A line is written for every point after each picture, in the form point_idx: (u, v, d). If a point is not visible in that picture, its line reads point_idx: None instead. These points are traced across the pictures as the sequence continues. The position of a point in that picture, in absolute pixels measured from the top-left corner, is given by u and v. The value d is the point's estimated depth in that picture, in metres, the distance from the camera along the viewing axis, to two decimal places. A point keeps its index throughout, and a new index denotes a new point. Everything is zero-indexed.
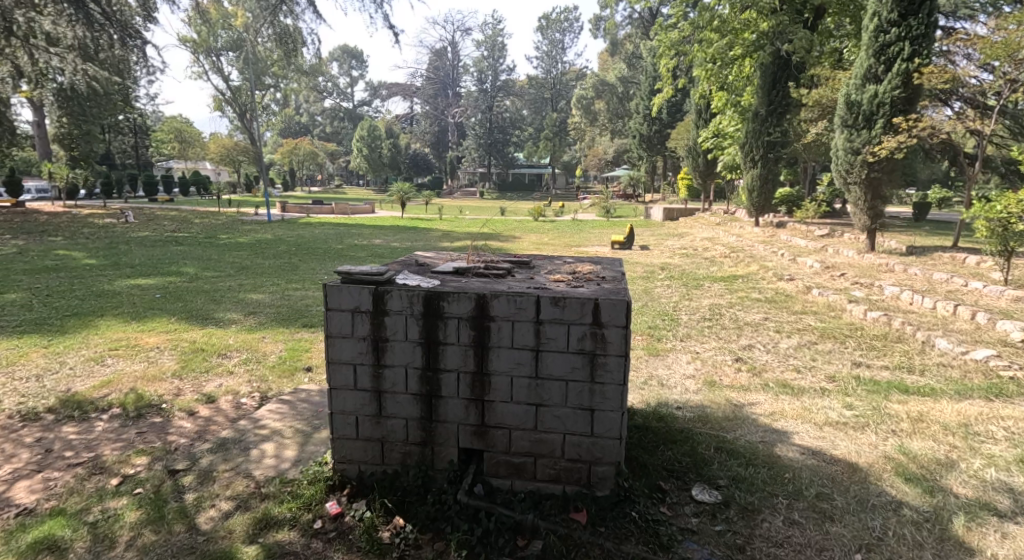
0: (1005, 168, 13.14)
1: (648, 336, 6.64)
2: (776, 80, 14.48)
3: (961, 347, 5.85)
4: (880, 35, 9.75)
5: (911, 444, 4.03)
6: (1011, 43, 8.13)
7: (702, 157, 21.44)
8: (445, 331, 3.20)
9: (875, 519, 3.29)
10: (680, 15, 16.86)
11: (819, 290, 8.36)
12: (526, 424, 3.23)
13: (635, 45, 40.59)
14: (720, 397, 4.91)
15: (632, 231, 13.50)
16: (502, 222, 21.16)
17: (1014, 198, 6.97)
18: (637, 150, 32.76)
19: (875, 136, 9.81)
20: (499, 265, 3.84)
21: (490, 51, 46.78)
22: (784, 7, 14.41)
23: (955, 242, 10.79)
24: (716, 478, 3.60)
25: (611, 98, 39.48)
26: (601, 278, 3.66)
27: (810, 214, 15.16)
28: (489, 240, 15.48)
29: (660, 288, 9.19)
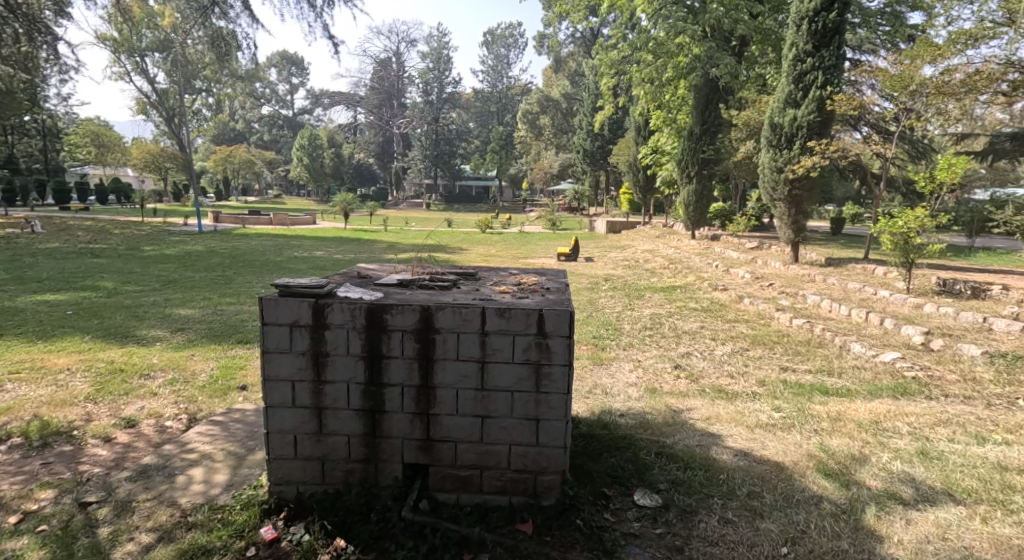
0: (905, 189, 14.46)
1: (592, 346, 6.98)
2: (709, 101, 15.39)
3: (873, 351, 6.42)
4: (797, 64, 10.55)
5: (831, 442, 4.48)
6: (904, 77, 9.08)
7: (642, 172, 22.24)
8: (389, 345, 3.41)
9: (799, 513, 3.66)
10: (620, 36, 17.60)
11: (749, 299, 8.93)
12: (472, 436, 3.48)
13: (578, 64, 41.78)
14: (660, 403, 5.26)
15: (576, 243, 13.93)
16: (448, 234, 21.44)
17: (912, 214, 7.64)
18: (581, 164, 33.65)
19: (794, 156, 10.52)
20: (445, 277, 4.09)
21: (434, 63, 46.73)
22: (715, 35, 15.39)
23: (866, 254, 11.74)
24: (656, 482, 3.91)
25: (556, 114, 40.42)
26: (545, 290, 3.95)
27: (742, 228, 16.07)
28: (435, 252, 15.71)
29: (603, 298, 9.62)
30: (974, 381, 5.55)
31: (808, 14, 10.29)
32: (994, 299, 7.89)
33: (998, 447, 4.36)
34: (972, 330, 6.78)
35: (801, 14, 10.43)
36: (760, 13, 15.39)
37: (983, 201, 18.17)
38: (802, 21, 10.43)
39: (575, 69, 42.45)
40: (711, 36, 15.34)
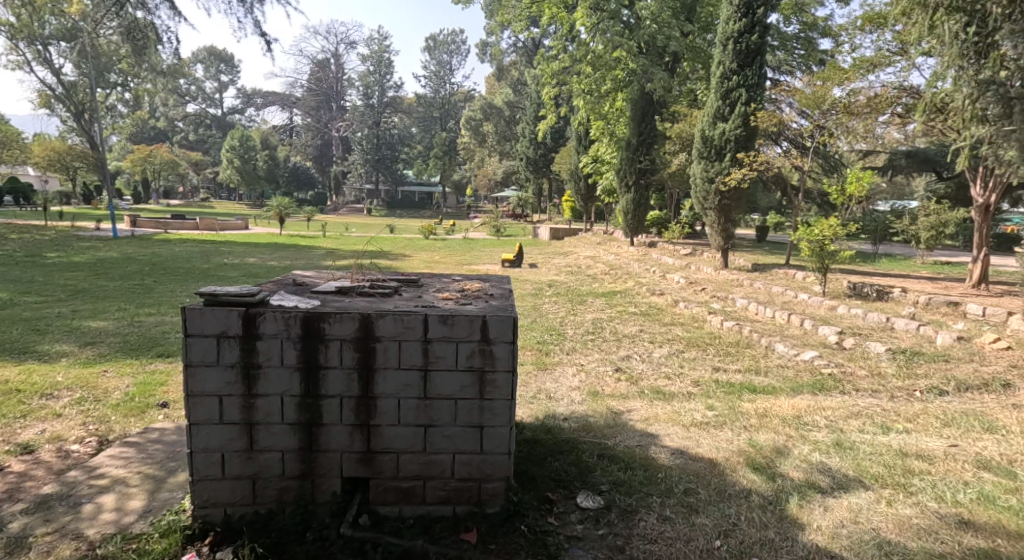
0: (819, 200, 15.57)
1: (537, 351, 7.23)
2: (645, 113, 15.85)
3: (794, 350, 6.91)
4: (724, 81, 11.16)
5: (758, 438, 4.64)
6: (816, 95, 9.79)
7: (583, 180, 22.75)
8: (326, 355, 3.15)
9: (730, 508, 3.66)
10: (561, 47, 17.95)
11: (683, 303, 9.42)
12: (415, 447, 3.26)
13: (520, 73, 42.35)
14: (601, 406, 5.45)
15: (520, 249, 14.17)
16: (390, 240, 21.34)
17: (826, 224, 8.22)
18: (523, 172, 34.22)
19: (724, 168, 11.09)
20: (386, 285, 4.23)
21: (376, 66, 46.52)
22: (648, 51, 16.23)
23: (787, 259, 12.54)
24: (598, 484, 3.86)
25: (499, 121, 41.04)
26: (489, 296, 4.15)
27: (676, 235, 16.92)
28: (376, 259, 15.64)
29: (547, 304, 9.89)
30: (880, 375, 5.96)
31: (733, 35, 10.96)
32: (897, 301, 8.66)
33: (900, 435, 4.58)
34: (878, 330, 7.37)
35: (727, 34, 11.08)
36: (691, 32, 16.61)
37: (886, 212, 19.72)
38: (728, 41, 11.09)
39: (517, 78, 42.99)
40: (645, 52, 16.09)
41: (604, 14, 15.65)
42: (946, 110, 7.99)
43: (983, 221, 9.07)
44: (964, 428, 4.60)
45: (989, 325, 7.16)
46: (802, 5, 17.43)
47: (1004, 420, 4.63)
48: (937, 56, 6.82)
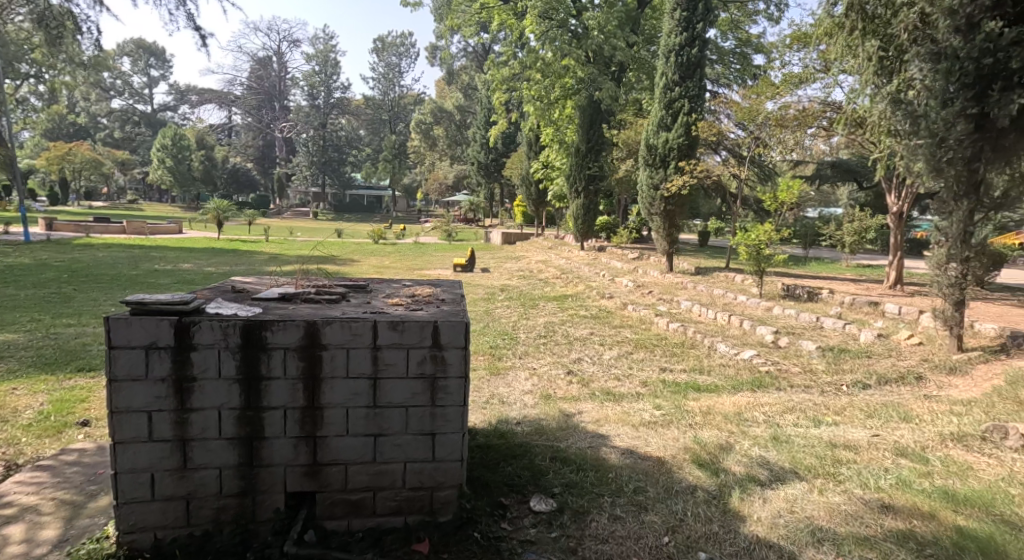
0: (756, 207, 16.30)
1: (490, 356, 7.32)
2: (593, 121, 16.36)
3: (735, 350, 7.24)
4: (667, 92, 11.58)
5: (703, 434, 4.70)
6: (751, 110, 10.42)
7: (534, 186, 23.07)
8: (269, 365, 3.08)
9: (678, 503, 3.67)
10: (510, 53, 18.07)
11: (632, 306, 9.73)
12: (364, 458, 3.22)
13: (471, 77, 42.60)
14: (554, 409, 5.45)
15: (472, 254, 14.30)
16: (337, 245, 21.08)
17: (763, 230, 8.67)
18: (475, 176, 34.37)
19: (668, 176, 11.51)
20: (333, 291, 4.19)
21: (321, 66, 45.69)
22: (595, 61, 16.72)
23: (728, 263, 13.09)
24: (550, 487, 3.83)
25: (450, 125, 40.95)
26: (440, 301, 4.27)
27: (624, 240, 17.42)
28: (323, 264, 15.48)
29: (500, 308, 10.06)
30: (812, 372, 6.32)
31: (675, 48, 11.40)
32: (825, 301, 9.20)
33: (829, 428, 4.78)
34: (810, 329, 7.79)
35: (670, 47, 11.51)
36: (636, 43, 17.19)
37: (817, 219, 20.71)
38: (671, 54, 11.53)
39: (468, 82, 43.11)
40: (593, 61, 16.55)
41: (552, 23, 16.15)
42: (865, 123, 8.62)
43: (898, 227, 9.79)
44: (885, 420, 4.84)
45: (905, 323, 7.67)
46: (738, 21, 18.25)
47: (918, 410, 4.94)
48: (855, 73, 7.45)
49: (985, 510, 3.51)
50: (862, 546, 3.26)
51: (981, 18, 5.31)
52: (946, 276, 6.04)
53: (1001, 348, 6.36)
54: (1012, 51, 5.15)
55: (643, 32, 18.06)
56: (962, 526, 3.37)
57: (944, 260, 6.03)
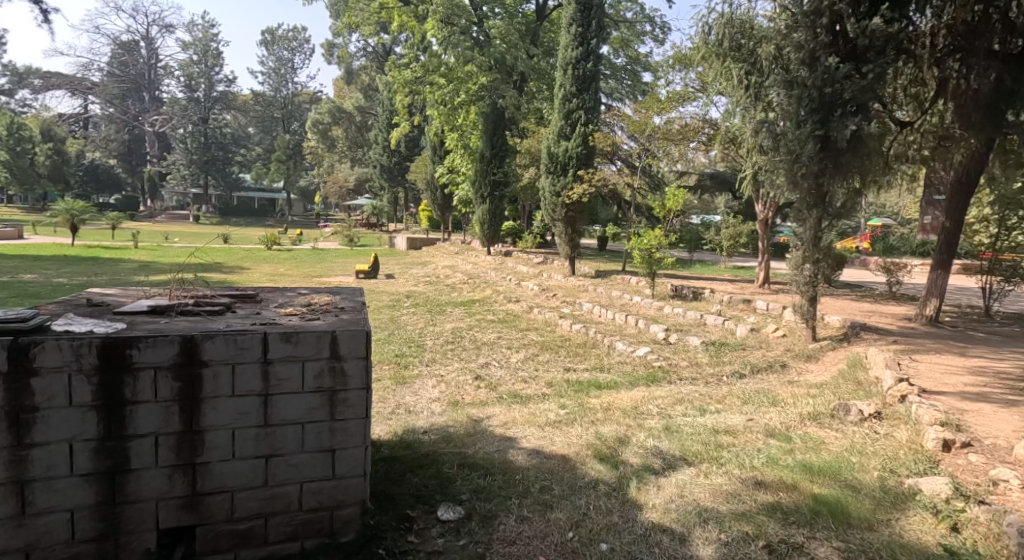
0: (646, 214, 17.43)
1: (396, 365, 7.10)
2: (496, 128, 17.10)
3: (631, 348, 7.67)
4: (566, 102, 12.12)
5: (604, 430, 4.75)
6: (639, 124, 10.98)
7: (439, 191, 23.16)
8: (136, 387, 2.82)
9: (582, 499, 3.65)
10: (412, 56, 18.38)
11: (537, 309, 10.10)
12: (254, 482, 3.02)
13: (371, 78, 41.04)
14: (462, 414, 5.28)
15: (375, 261, 14.19)
16: (224, 251, 19.87)
17: (653, 235, 9.31)
18: (377, 180, 33.99)
19: (567, 183, 12.02)
20: (216, 299, 3.81)
21: (199, 55, 40.42)
22: (498, 68, 17.19)
23: (625, 266, 13.88)
24: (458, 494, 3.70)
25: (349, 126, 40.03)
26: (340, 308, 4.07)
27: (529, 245, 17.76)
28: (207, 271, 14.67)
29: (405, 316, 10.08)
30: (697, 364, 6.93)
31: (571, 61, 11.99)
32: (708, 300, 10.00)
33: (713, 415, 5.21)
34: (696, 326, 8.47)
35: (567, 60, 12.10)
36: (536, 55, 17.86)
37: (702, 226, 22.09)
38: (567, 66, 12.10)
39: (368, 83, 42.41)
40: (495, 68, 17.02)
41: (455, 29, 16.35)
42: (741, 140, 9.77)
43: (766, 231, 10.79)
44: (757, 404, 5.41)
45: (771, 318, 8.51)
46: (627, 40, 19.41)
47: (783, 394, 5.57)
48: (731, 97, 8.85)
49: (834, 477, 3.77)
50: (739, 521, 3.35)
51: (819, 53, 6.15)
52: (804, 274, 6.77)
53: (843, 336, 7.35)
54: (845, 83, 6.00)
55: (542, 44, 18.78)
56: (816, 493, 3.58)
57: (801, 261, 6.75)
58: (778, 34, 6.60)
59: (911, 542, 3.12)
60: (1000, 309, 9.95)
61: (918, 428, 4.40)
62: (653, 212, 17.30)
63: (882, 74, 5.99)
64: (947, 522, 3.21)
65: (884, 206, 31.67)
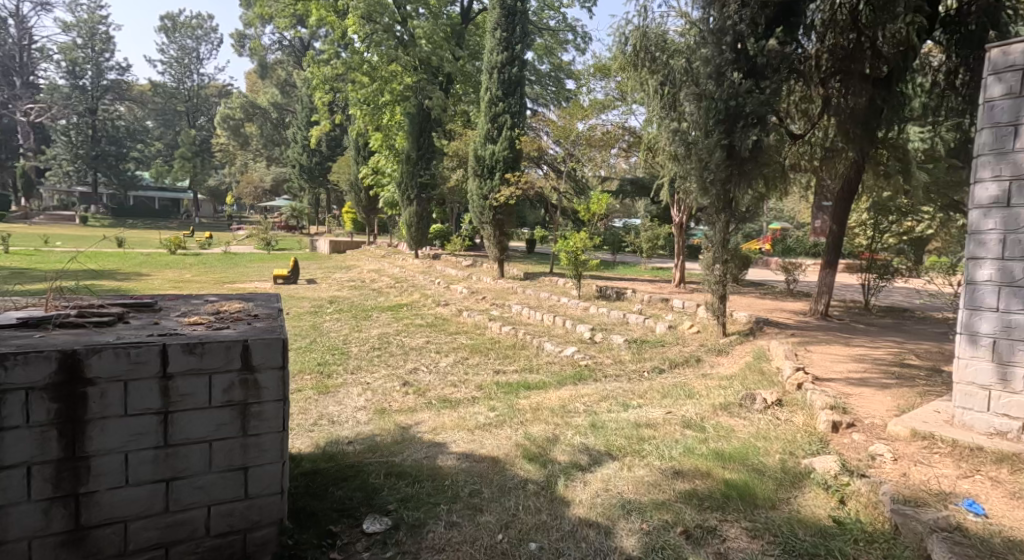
0: (572, 218, 17.91)
1: (317, 375, 6.77)
2: (422, 130, 17.20)
3: (559, 348, 7.88)
4: (492, 106, 12.34)
5: (533, 430, 4.90)
6: (562, 128, 11.37)
7: (364, 193, 22.89)
8: (4, 413, 2.51)
9: (512, 500, 3.69)
10: (332, 53, 17.79)
11: (467, 313, 10.16)
12: (152, 509, 2.77)
13: (287, 73, 39.88)
14: (389, 422, 5.19)
15: (295, 264, 13.82)
16: (119, 256, 18.52)
17: (579, 238, 9.60)
18: (296, 181, 33.18)
19: (495, 186, 12.19)
20: (105, 308, 3.46)
21: (84, 39, 36.06)
22: (423, 69, 17.25)
23: (553, 268, 14.18)
24: (385, 504, 3.58)
25: (264, 123, 38.60)
26: (252, 317, 3.49)
27: (457, 247, 17.80)
28: (105, 278, 13.69)
29: (328, 322, 9.81)
30: (620, 362, 7.20)
31: (497, 65, 12.21)
32: (630, 300, 10.40)
33: (636, 409, 5.49)
34: (619, 324, 8.80)
35: (492, 64, 12.31)
36: (462, 58, 18.01)
37: (623, 230, 22.85)
38: (493, 70, 12.32)
39: (282, 77, 40.89)
40: (420, 68, 17.22)
41: (378, 27, 16.44)
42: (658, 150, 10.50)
43: (681, 234, 11.30)
44: (675, 397, 5.71)
45: (687, 316, 8.97)
46: (551, 47, 19.93)
47: (697, 387, 5.92)
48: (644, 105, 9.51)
49: (742, 462, 4.07)
50: (660, 510, 3.52)
51: (725, 68, 6.57)
52: (714, 274, 7.17)
53: (749, 330, 7.88)
54: (747, 97, 6.47)
55: (468, 47, 18.94)
56: (726, 478, 3.84)
57: (712, 262, 7.15)
58: (687, 50, 7.04)
59: (807, 516, 3.41)
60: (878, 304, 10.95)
61: (812, 412, 4.82)
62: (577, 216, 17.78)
63: (778, 90, 6.52)
64: (835, 496, 3.54)
65: (779, 211, 33.75)
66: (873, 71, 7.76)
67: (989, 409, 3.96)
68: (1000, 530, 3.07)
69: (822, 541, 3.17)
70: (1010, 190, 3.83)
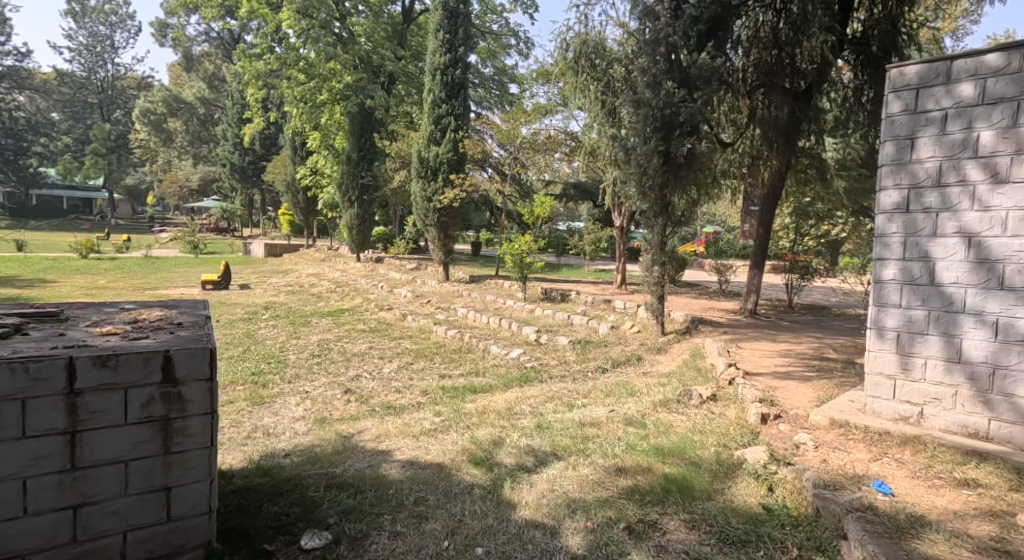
0: (517, 221, 18.09)
1: (251, 385, 6.60)
2: (363, 129, 16.95)
3: (505, 351, 7.97)
4: (435, 107, 12.39)
5: (479, 433, 4.97)
6: (507, 132, 11.46)
7: (302, 194, 22.46)
8: None
9: (457, 506, 3.74)
10: (264, 47, 17.27)
11: (411, 317, 10.14)
12: (59, 538, 2.62)
13: (216, 66, 38.48)
14: (330, 432, 5.15)
15: (226, 269, 13.41)
16: (22, 262, 17.34)
17: (524, 240, 9.75)
18: (227, 181, 32.19)
19: (439, 188, 12.23)
20: (8, 320, 3.24)
21: None
22: (363, 68, 17.07)
23: (498, 271, 14.28)
24: (325, 518, 3.56)
25: (191, 119, 36.73)
26: (176, 326, 3.36)
27: (401, 250, 17.68)
28: (15, 286, 12.88)
29: (264, 329, 9.56)
30: (565, 362, 7.34)
31: (440, 67, 12.29)
32: (574, 301, 10.61)
33: (581, 409, 5.63)
34: (563, 325, 9.00)
35: (435, 65, 12.38)
36: (403, 58, 18.18)
37: (565, 233, 23.23)
38: (436, 71, 12.40)
39: (210, 71, 39.35)
40: (361, 67, 17.05)
41: (314, 23, 16.12)
42: (599, 154, 10.81)
43: (622, 237, 11.56)
44: (618, 396, 5.90)
45: (629, 316, 9.22)
46: (495, 51, 20.00)
47: (638, 385, 6.13)
48: (587, 111, 9.67)
49: (681, 456, 4.25)
50: (603, 507, 3.64)
51: (660, 78, 6.83)
52: (653, 275, 7.41)
53: (686, 329, 8.20)
54: (681, 105, 6.72)
55: (410, 47, 18.90)
56: (666, 473, 3.99)
57: (651, 264, 7.37)
58: (626, 61, 7.26)
59: (739, 505, 3.59)
60: (802, 302, 11.57)
61: (743, 405, 5.07)
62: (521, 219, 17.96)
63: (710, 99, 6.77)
64: (765, 484, 3.75)
65: (711, 215, 34.79)
66: (791, 86, 8.20)
67: (894, 396, 4.26)
68: (904, 506, 3.31)
69: (753, 528, 3.35)
70: (908, 198, 4.16)
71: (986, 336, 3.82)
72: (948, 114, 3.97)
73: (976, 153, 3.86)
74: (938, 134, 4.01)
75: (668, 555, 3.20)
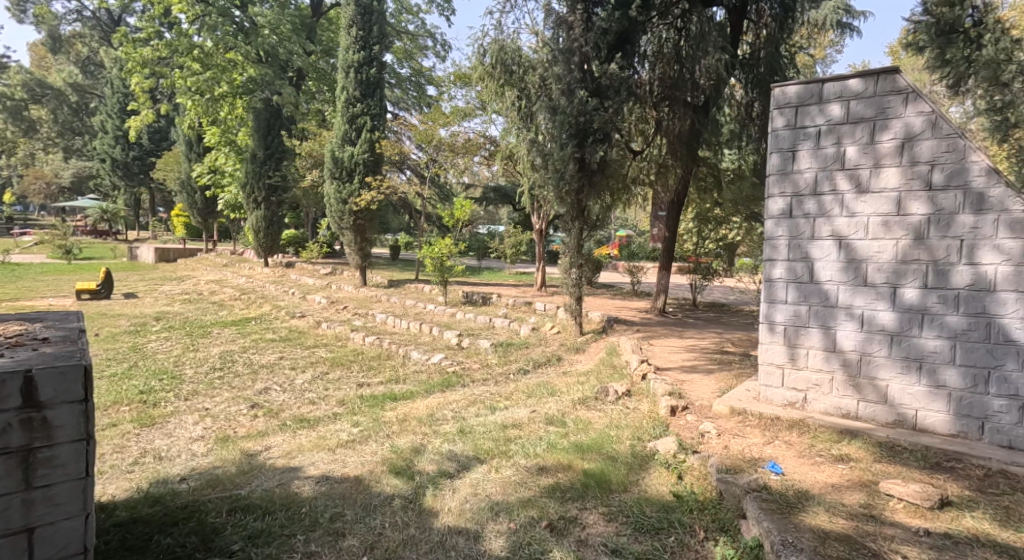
0: (435, 223, 18.09)
1: (139, 405, 6.25)
2: (270, 125, 16.50)
3: (425, 356, 7.99)
4: (349, 106, 12.24)
5: (399, 442, 4.99)
6: (425, 134, 11.48)
7: (199, 194, 21.46)
8: None
9: (376, 519, 3.75)
10: (152, 33, 16.19)
11: (325, 325, 9.94)
12: None
13: (91, 51, 35.70)
14: (233, 451, 4.99)
15: (105, 275, 12.58)
16: None
17: (443, 244, 9.72)
18: (108, 178, 30.09)
19: (355, 189, 12.06)
20: None
21: None
22: (270, 61, 16.63)
23: (417, 275, 14.23)
24: (229, 545, 3.47)
25: (62, 109, 33.94)
26: (44, 342, 3.18)
27: (313, 255, 17.27)
28: None
29: (155, 342, 9.07)
30: (487, 365, 7.45)
31: (354, 64, 12.14)
32: (494, 304, 10.74)
33: (502, 411, 5.75)
34: (484, 329, 9.11)
35: (348, 63, 12.21)
36: (313, 52, 17.63)
37: (483, 235, 23.40)
38: (350, 69, 12.23)
39: (85, 55, 36.36)
40: (267, 61, 16.58)
41: (212, 10, 15.54)
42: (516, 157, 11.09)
43: (540, 240, 11.78)
44: (538, 396, 6.04)
45: (548, 317, 9.45)
46: (410, 51, 19.97)
47: (557, 384, 6.31)
48: (505, 115, 9.87)
49: (598, 451, 4.42)
50: (525, 508, 3.76)
51: (574, 86, 7.08)
52: (570, 278, 7.65)
53: (602, 329, 8.49)
54: (593, 114, 7.00)
55: (320, 43, 18.51)
56: (584, 469, 4.15)
57: (569, 266, 7.62)
58: (542, 67, 7.43)
59: (652, 494, 3.80)
60: (706, 300, 12.26)
61: (654, 399, 5.34)
62: (438, 221, 17.97)
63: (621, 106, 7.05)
64: (674, 472, 3.99)
65: (624, 218, 35.97)
66: (692, 100, 8.69)
67: (783, 384, 4.61)
68: (793, 484, 3.61)
69: (663, 517, 3.55)
70: (791, 204, 4.51)
71: (855, 327, 4.23)
72: (821, 130, 4.36)
73: (844, 166, 4.27)
74: (814, 148, 4.39)
75: (587, 549, 3.34)
